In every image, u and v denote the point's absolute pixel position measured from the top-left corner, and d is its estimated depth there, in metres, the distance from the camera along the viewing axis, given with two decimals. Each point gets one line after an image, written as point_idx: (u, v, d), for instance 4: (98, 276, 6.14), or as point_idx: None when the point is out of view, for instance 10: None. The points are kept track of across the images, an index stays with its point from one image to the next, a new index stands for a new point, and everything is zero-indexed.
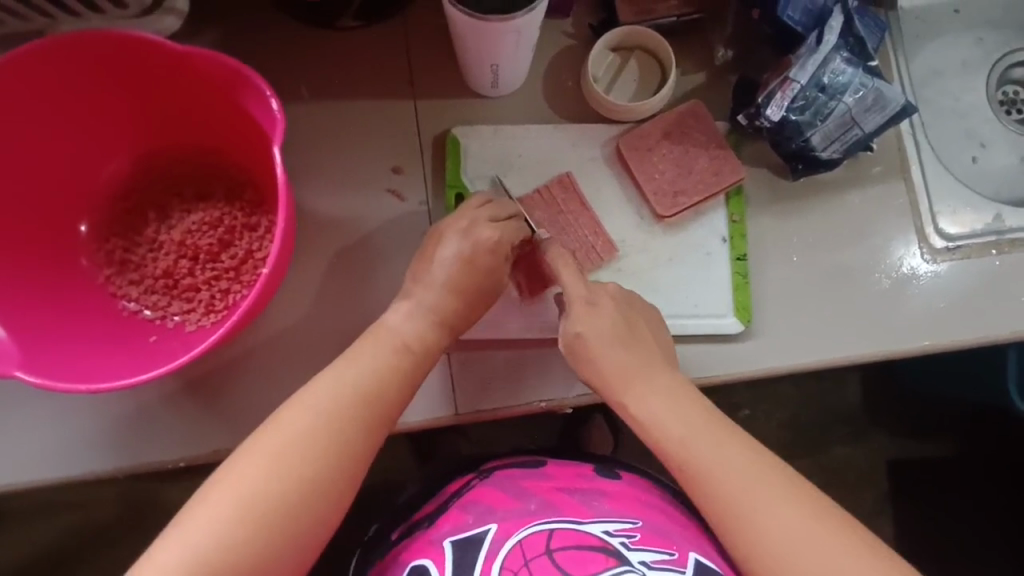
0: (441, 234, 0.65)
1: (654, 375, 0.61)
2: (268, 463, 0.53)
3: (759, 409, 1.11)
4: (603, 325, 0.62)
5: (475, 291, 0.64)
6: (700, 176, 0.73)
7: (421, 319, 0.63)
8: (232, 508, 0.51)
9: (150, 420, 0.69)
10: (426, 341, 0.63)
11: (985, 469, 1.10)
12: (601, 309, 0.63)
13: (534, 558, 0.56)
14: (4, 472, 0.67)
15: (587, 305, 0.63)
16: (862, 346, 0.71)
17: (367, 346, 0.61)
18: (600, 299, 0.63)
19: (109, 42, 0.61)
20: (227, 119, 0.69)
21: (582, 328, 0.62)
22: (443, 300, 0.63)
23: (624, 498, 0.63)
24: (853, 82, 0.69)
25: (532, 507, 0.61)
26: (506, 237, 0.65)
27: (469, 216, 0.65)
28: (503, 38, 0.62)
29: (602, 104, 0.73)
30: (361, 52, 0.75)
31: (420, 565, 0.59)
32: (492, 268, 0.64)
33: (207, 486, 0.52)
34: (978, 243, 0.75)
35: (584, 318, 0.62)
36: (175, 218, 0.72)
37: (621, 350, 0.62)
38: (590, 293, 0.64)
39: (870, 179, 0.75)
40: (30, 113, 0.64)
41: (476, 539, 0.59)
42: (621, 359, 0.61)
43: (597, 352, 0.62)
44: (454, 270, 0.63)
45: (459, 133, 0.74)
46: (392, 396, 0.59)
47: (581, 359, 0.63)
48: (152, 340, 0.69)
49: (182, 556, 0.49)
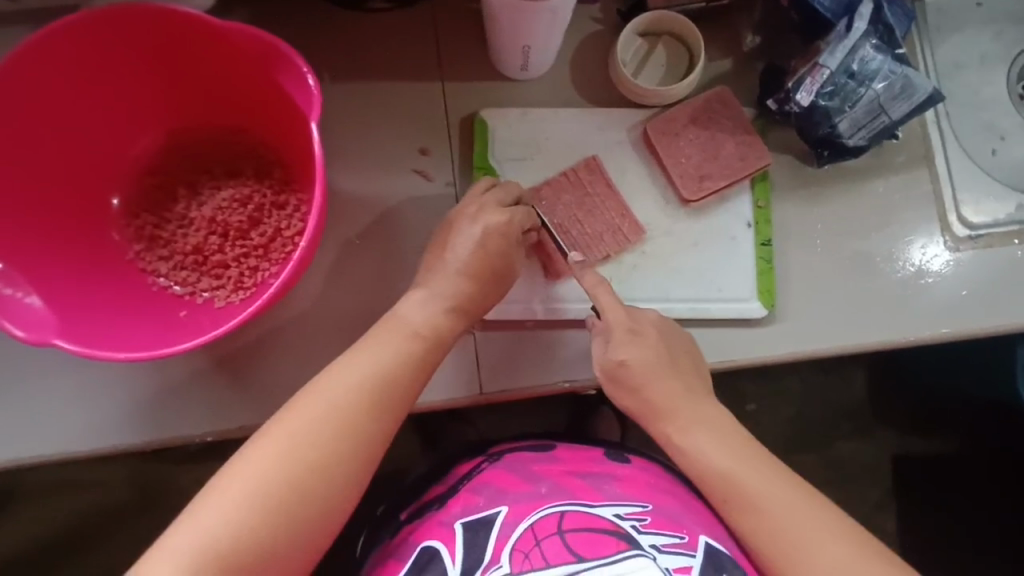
0: (454, 222, 0.65)
1: (694, 402, 0.64)
2: (279, 444, 0.53)
3: (767, 401, 1.11)
4: (649, 354, 0.64)
5: (491, 274, 0.64)
6: (726, 161, 0.73)
7: (435, 307, 0.63)
8: (247, 496, 0.51)
9: (180, 396, 0.70)
10: (438, 327, 0.62)
11: (989, 464, 1.11)
12: (645, 339, 0.64)
13: (546, 538, 0.56)
14: (37, 443, 0.68)
15: (629, 333, 0.64)
16: (883, 332, 0.72)
17: (377, 335, 0.61)
18: (643, 327, 0.65)
19: (154, 19, 0.62)
20: (260, 97, 0.69)
21: (626, 356, 0.63)
22: (459, 286, 0.63)
23: (637, 482, 0.63)
24: (883, 68, 0.69)
25: (543, 490, 0.61)
26: (516, 219, 0.65)
27: (476, 203, 0.66)
28: (537, 17, 0.62)
29: (631, 89, 0.74)
30: (388, 34, 0.75)
31: (431, 548, 0.59)
32: (507, 251, 0.64)
33: (216, 477, 0.52)
34: (1000, 232, 0.75)
35: (628, 347, 0.64)
36: (205, 195, 0.72)
37: (665, 382, 0.63)
38: (633, 320, 0.65)
39: (894, 167, 0.75)
40: (67, 87, 0.64)
41: (487, 520, 0.59)
42: (663, 392, 0.63)
43: (645, 384, 0.63)
44: (468, 257, 0.63)
45: (486, 115, 0.74)
46: (407, 382, 0.59)
47: (627, 386, 0.64)
48: (182, 314, 0.69)
49: (194, 542, 0.49)
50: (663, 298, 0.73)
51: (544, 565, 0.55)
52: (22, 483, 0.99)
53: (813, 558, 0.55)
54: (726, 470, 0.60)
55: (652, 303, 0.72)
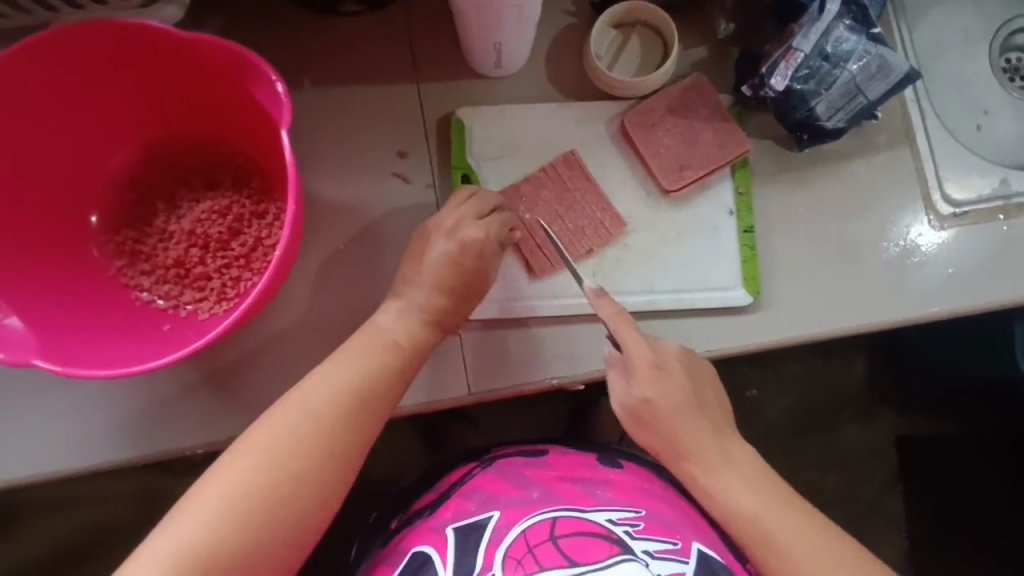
0: (429, 234, 0.64)
1: (720, 440, 0.62)
2: (259, 452, 0.53)
3: (766, 387, 1.10)
4: (673, 392, 0.61)
5: (462, 290, 0.64)
6: (705, 150, 0.73)
7: (411, 317, 0.63)
8: (224, 500, 0.50)
9: (169, 409, 0.70)
10: (416, 338, 0.62)
11: (991, 440, 1.11)
12: (671, 376, 0.62)
13: (538, 545, 0.56)
14: (27, 462, 0.68)
15: (656, 370, 0.61)
16: (872, 315, 0.72)
17: (356, 345, 0.61)
18: (668, 362, 0.62)
19: (117, 32, 0.61)
20: (234, 108, 0.69)
21: (652, 394, 0.61)
22: (432, 299, 0.63)
23: (627, 487, 0.63)
24: (857, 49, 0.68)
25: (535, 495, 0.61)
26: (492, 234, 0.64)
27: (453, 215, 0.64)
28: (504, 14, 0.62)
29: (605, 81, 0.74)
30: (362, 36, 0.75)
31: (421, 554, 0.58)
32: (480, 267, 0.64)
33: (197, 485, 0.52)
34: (984, 207, 0.74)
35: (654, 385, 0.61)
36: (184, 208, 0.72)
37: (690, 422, 0.61)
38: (659, 357, 0.62)
39: (876, 148, 0.75)
40: (39, 108, 0.64)
41: (479, 525, 0.59)
42: (687, 430, 0.61)
43: (670, 423, 0.61)
44: (442, 269, 0.63)
45: (463, 115, 0.74)
46: (383, 391, 0.59)
47: (649, 424, 0.62)
48: (166, 328, 0.69)
49: (171, 546, 0.48)
50: (647, 291, 0.72)
51: (538, 571, 0.54)
52: (27, 501, 0.99)
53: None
54: (765, 532, 0.57)
55: (635, 297, 0.72)
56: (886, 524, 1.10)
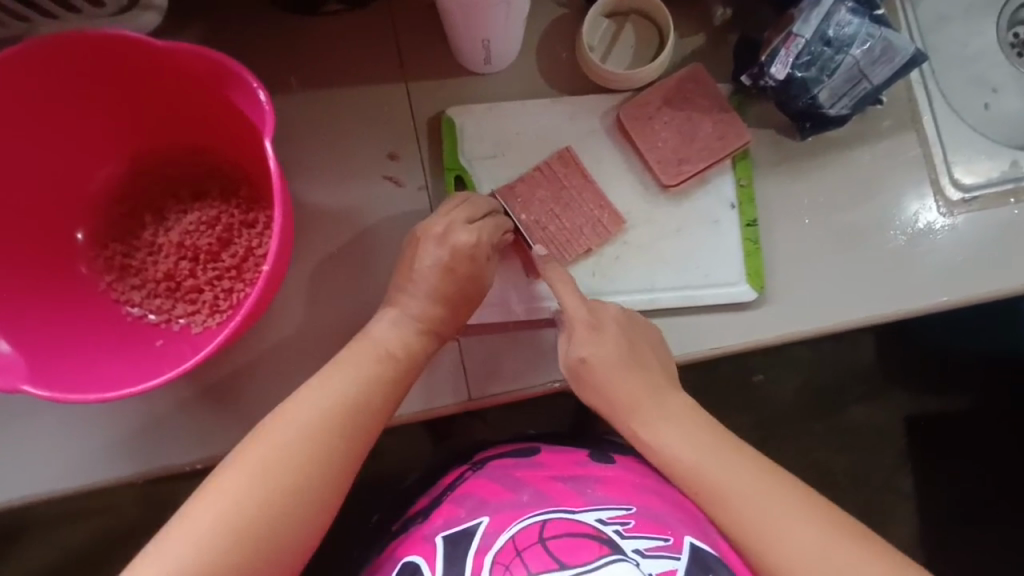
0: (420, 240, 0.63)
1: (660, 394, 0.60)
2: (252, 468, 0.51)
3: (773, 373, 1.08)
4: (608, 349, 0.62)
5: (457, 298, 0.63)
6: (704, 142, 0.71)
7: (406, 327, 0.62)
8: (214, 521, 0.49)
9: (166, 424, 0.69)
10: (411, 348, 0.61)
11: (1003, 421, 1.09)
12: (606, 334, 0.62)
13: (527, 548, 0.55)
14: (26, 483, 0.68)
15: (590, 329, 0.62)
16: (880, 305, 0.70)
17: (347, 358, 0.59)
18: (604, 323, 0.63)
19: (93, 45, 0.59)
20: (218, 116, 0.67)
21: (587, 352, 0.62)
22: (428, 309, 0.62)
23: (620, 484, 0.62)
24: (860, 32, 0.65)
25: (524, 498, 0.60)
26: (484, 238, 0.63)
27: (443, 221, 0.63)
28: (492, 10, 0.60)
29: (599, 75, 0.71)
30: (347, 35, 0.73)
31: (412, 562, 0.57)
32: (475, 272, 0.62)
33: (188, 504, 0.50)
34: (994, 191, 0.72)
35: (588, 342, 0.62)
36: (172, 220, 0.70)
37: (627, 376, 0.61)
38: (594, 316, 0.63)
39: (881, 133, 0.72)
40: (18, 125, 0.62)
41: (468, 532, 0.58)
42: (625, 386, 0.60)
43: (607, 380, 0.61)
44: (434, 277, 0.62)
45: (453, 114, 0.72)
46: (378, 403, 0.58)
47: (590, 384, 0.62)
48: (158, 343, 0.68)
49: (162, 568, 0.47)
50: (648, 290, 0.70)
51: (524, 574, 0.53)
52: (30, 515, 0.98)
53: (789, 547, 0.51)
54: (734, 505, 0.54)
55: (635, 296, 0.70)
56: (897, 507, 1.09)
